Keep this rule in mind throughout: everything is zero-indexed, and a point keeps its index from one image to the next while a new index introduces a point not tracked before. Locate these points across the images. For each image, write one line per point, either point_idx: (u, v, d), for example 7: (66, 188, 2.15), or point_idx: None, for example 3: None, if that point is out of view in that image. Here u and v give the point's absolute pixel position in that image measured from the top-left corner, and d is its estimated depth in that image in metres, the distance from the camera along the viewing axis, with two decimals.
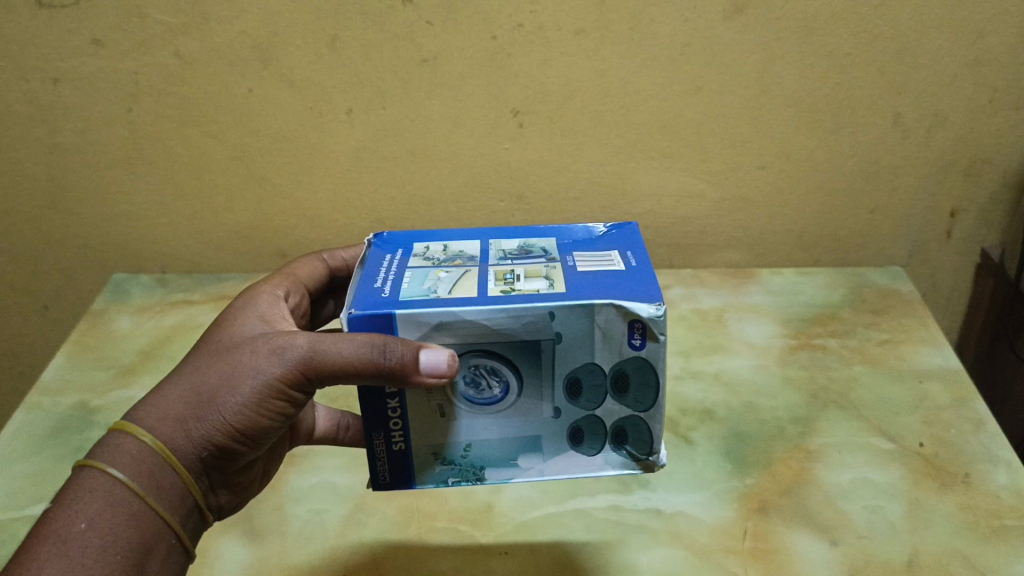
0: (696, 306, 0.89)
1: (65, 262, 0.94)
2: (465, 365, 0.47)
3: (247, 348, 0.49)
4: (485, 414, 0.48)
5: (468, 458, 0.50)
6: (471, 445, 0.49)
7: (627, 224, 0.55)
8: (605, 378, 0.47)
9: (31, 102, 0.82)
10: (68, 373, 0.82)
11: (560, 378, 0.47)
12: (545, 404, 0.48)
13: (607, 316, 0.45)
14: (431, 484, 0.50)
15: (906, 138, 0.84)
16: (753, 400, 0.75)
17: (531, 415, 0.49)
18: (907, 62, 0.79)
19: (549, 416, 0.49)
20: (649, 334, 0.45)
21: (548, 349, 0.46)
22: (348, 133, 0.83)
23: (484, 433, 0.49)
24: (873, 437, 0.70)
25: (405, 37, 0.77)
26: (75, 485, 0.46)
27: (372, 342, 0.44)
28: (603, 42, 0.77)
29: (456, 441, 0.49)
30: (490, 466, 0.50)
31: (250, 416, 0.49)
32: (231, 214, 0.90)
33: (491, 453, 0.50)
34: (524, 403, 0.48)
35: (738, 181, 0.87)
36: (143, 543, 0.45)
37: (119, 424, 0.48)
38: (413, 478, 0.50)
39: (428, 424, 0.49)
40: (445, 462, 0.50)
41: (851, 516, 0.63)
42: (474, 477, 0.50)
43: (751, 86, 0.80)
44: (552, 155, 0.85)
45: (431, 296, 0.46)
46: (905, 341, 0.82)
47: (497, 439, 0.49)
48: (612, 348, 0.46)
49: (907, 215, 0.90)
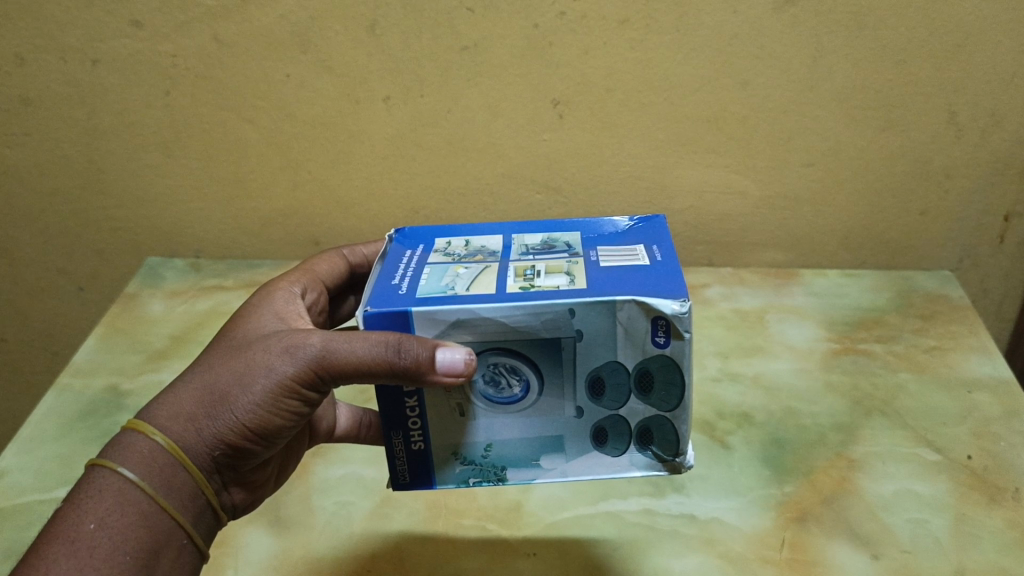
0: (736, 306, 0.87)
1: (100, 244, 0.94)
2: (484, 363, 0.46)
3: (260, 346, 0.48)
4: (506, 414, 0.47)
5: (490, 458, 0.49)
6: (492, 445, 0.48)
7: (655, 217, 0.53)
8: (628, 376, 0.46)
9: (69, 82, 0.82)
10: (99, 355, 0.82)
11: (582, 377, 0.46)
12: (567, 405, 0.47)
13: (629, 314, 0.43)
14: (451, 484, 0.49)
15: (961, 139, 0.81)
16: (793, 405, 0.73)
17: (553, 415, 0.47)
18: (965, 58, 0.76)
19: (572, 416, 0.47)
20: (673, 332, 0.43)
21: (570, 347, 0.45)
22: (386, 120, 0.82)
23: (506, 433, 0.48)
24: (918, 447, 0.68)
25: (444, 23, 0.76)
26: (87, 485, 0.45)
27: (388, 340, 0.43)
28: (649, 32, 0.75)
29: (476, 441, 0.48)
30: (512, 466, 0.49)
31: (262, 416, 0.48)
32: (266, 200, 0.89)
33: (512, 453, 0.48)
34: (545, 403, 0.47)
35: (783, 178, 0.84)
36: (153, 543, 0.45)
37: (133, 423, 0.47)
38: (432, 478, 0.49)
39: (447, 423, 0.47)
40: (465, 461, 0.49)
41: (894, 529, 0.60)
42: (495, 477, 0.49)
43: (800, 79, 0.78)
44: (592, 148, 0.83)
45: (447, 292, 0.45)
46: (954, 348, 0.79)
47: (519, 439, 0.48)
48: (636, 346, 0.44)
49: (959, 217, 0.87)
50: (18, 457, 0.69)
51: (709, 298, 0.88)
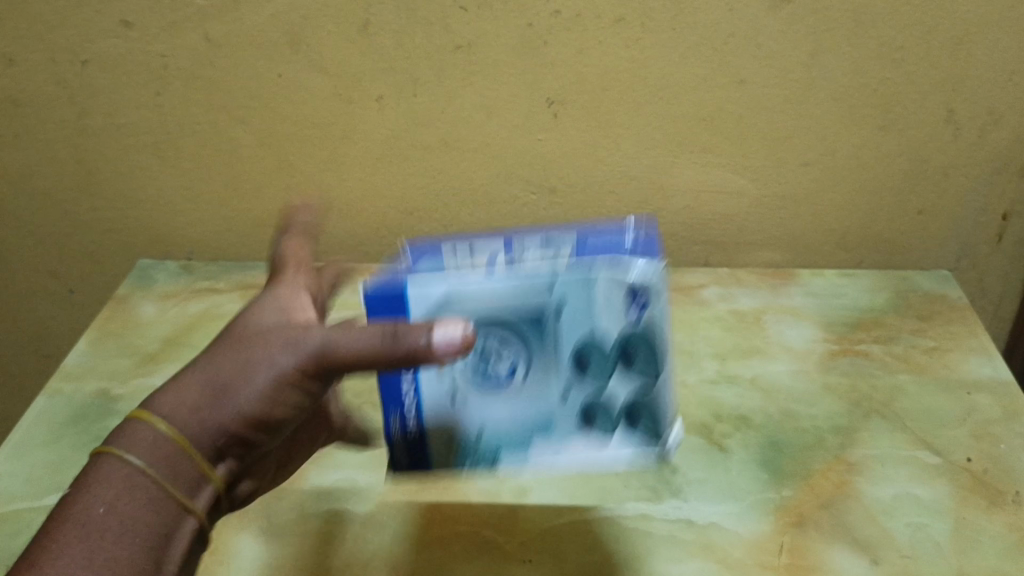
0: (733, 306, 0.85)
1: (90, 247, 0.93)
2: (478, 341, 0.50)
3: (258, 338, 0.48)
4: (497, 396, 0.51)
5: (484, 441, 0.52)
6: (484, 428, 0.51)
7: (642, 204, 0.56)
8: (611, 354, 0.50)
9: (59, 83, 0.81)
10: (89, 359, 0.80)
11: (566, 354, 0.50)
12: (553, 388, 0.51)
13: (605, 283, 0.48)
14: (449, 468, 0.52)
15: (958, 137, 0.81)
16: (792, 408, 0.72)
17: (540, 397, 0.51)
18: (961, 55, 0.76)
19: (558, 399, 0.51)
20: (645, 297, 0.49)
21: (554, 322, 0.49)
22: (380, 120, 0.82)
23: (497, 414, 0.51)
24: (917, 450, 0.67)
25: (439, 22, 0.75)
26: (93, 474, 0.45)
27: (383, 330, 0.45)
28: (644, 30, 0.75)
29: (470, 426, 0.51)
30: (505, 452, 0.52)
31: (265, 408, 0.47)
32: (258, 202, 0.88)
33: (505, 437, 0.52)
34: (533, 385, 0.50)
35: (780, 177, 0.84)
36: (163, 530, 0.44)
37: (137, 411, 0.46)
38: (431, 462, 0.52)
39: (443, 404, 0.51)
40: (461, 445, 0.52)
41: (894, 533, 0.60)
42: (489, 462, 0.52)
43: (797, 78, 0.78)
44: (587, 148, 0.83)
45: (443, 266, 0.49)
46: (953, 349, 0.78)
47: (510, 421, 0.51)
48: (616, 318, 0.49)
49: (956, 216, 0.86)
50: (7, 464, 0.68)
51: (705, 299, 0.86)
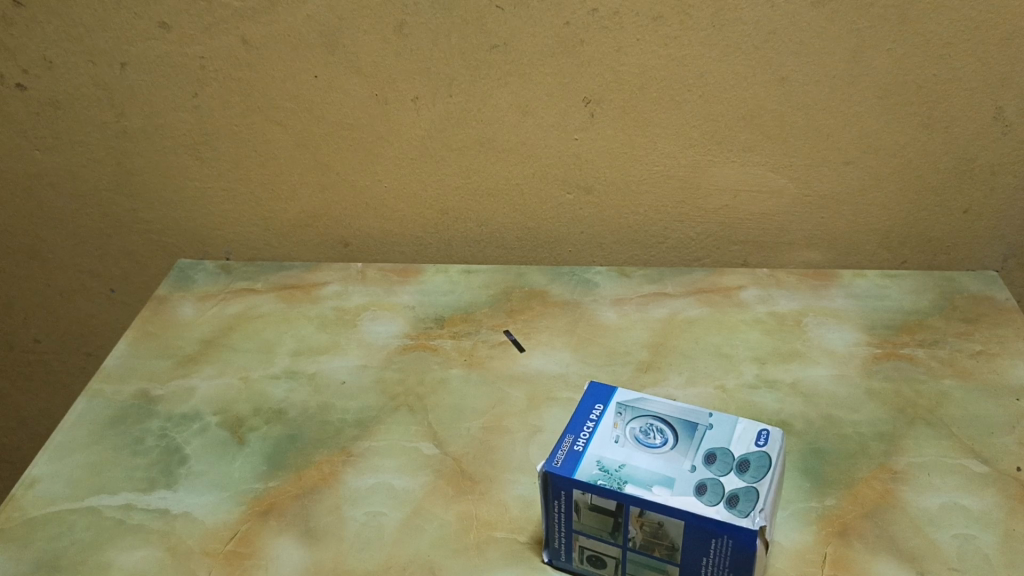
0: (773, 308, 0.82)
1: (132, 246, 0.94)
2: (645, 421, 0.59)
3: None
4: (643, 452, 0.56)
5: (621, 472, 0.54)
6: (625, 464, 0.55)
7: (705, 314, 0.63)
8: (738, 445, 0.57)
9: (98, 85, 0.82)
10: (130, 360, 0.80)
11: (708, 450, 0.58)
12: (686, 459, 0.55)
13: None
14: (581, 484, 0.54)
15: (1007, 134, 0.79)
16: (833, 413, 0.70)
17: (673, 464, 0.55)
18: (1010, 52, 0.74)
19: (686, 469, 0.54)
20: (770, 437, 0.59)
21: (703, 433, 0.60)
22: (416, 121, 0.81)
23: (639, 462, 0.55)
24: (965, 458, 0.66)
25: (475, 22, 0.75)
26: None
27: None
28: (682, 29, 0.74)
29: (612, 466, 0.55)
30: (631, 484, 0.53)
31: None
32: (295, 201, 0.88)
33: (637, 473, 0.54)
34: (673, 454, 0.56)
35: (822, 175, 0.82)
36: None
37: None
38: (569, 481, 0.54)
39: (605, 446, 0.57)
40: (602, 470, 0.54)
41: (941, 545, 0.59)
42: (616, 486, 0.53)
43: (840, 76, 0.76)
44: (624, 147, 0.82)
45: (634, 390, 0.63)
46: (1001, 353, 0.75)
47: (644, 466, 0.55)
48: (743, 445, 0.56)
49: (1005, 215, 0.84)
50: (48, 465, 0.68)
51: (744, 300, 0.83)
